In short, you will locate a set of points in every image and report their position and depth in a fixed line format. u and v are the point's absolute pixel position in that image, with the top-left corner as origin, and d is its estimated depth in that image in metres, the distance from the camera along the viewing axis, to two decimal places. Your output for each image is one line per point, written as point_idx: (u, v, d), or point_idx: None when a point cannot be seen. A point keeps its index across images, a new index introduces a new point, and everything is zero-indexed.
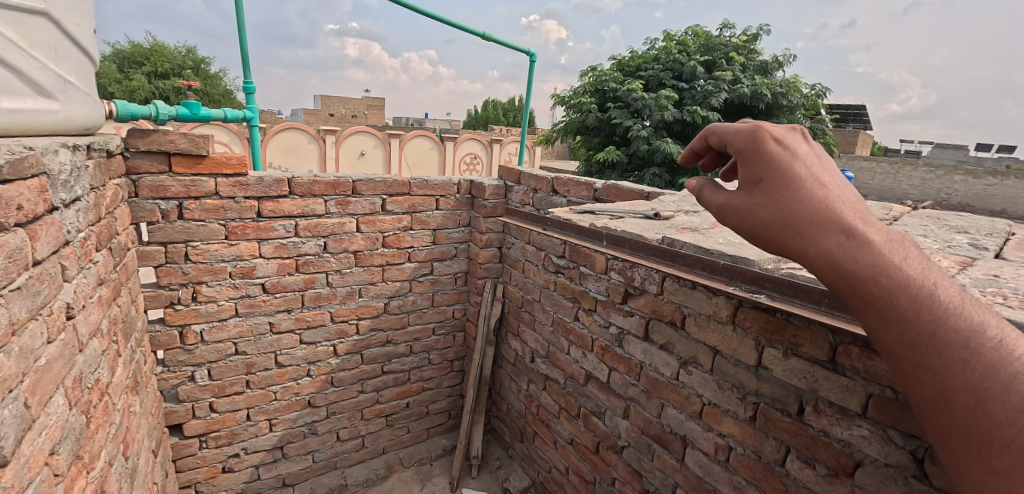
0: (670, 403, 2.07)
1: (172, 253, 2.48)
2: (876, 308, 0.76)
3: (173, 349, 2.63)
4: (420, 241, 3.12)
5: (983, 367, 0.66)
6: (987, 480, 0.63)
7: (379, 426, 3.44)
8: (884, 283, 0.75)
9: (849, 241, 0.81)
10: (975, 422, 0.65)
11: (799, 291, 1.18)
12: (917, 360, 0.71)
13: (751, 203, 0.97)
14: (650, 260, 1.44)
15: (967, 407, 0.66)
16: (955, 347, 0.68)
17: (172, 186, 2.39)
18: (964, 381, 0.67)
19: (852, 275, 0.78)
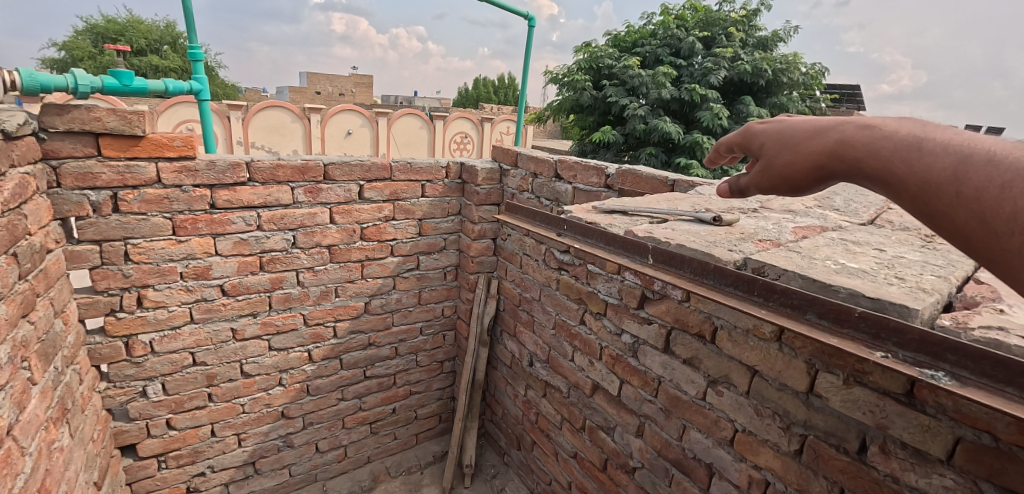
0: (694, 426, 1.76)
1: (110, 253, 2.11)
2: (927, 205, 0.76)
3: (119, 363, 2.30)
4: (404, 232, 2.77)
5: (977, 190, 0.70)
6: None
7: (363, 434, 3.15)
8: (878, 158, 0.82)
9: (874, 155, 0.82)
10: (991, 235, 0.69)
11: (1019, 374, 0.64)
12: (927, 207, 0.76)
13: (775, 162, 0.98)
14: (721, 294, 0.89)
15: (978, 226, 0.70)
16: (1009, 212, 0.67)
17: (102, 174, 2.00)
18: (966, 208, 0.71)
19: (896, 185, 0.80)
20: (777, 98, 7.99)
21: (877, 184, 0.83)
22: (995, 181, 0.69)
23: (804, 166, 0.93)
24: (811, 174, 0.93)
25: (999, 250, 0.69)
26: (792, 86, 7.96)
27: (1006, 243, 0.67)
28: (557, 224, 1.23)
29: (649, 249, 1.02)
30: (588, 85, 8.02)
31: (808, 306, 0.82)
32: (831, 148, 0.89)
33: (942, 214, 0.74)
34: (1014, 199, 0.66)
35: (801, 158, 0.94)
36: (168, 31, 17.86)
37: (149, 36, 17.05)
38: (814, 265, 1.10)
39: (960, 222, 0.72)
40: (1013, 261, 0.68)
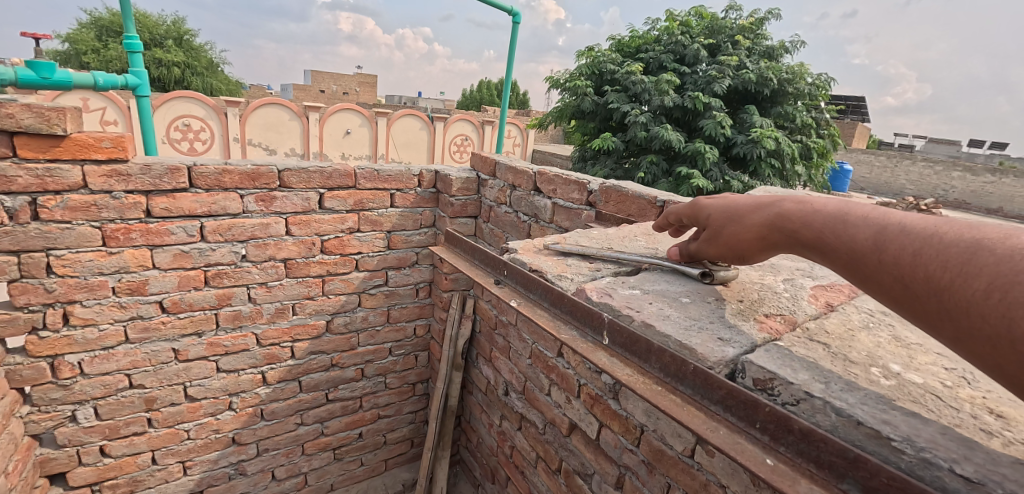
0: (679, 486, 1.52)
1: (29, 266, 1.87)
2: (859, 274, 0.75)
3: (43, 385, 2.06)
4: (371, 245, 2.53)
5: (893, 256, 0.69)
6: (971, 343, 0.60)
7: (325, 461, 2.90)
8: (809, 231, 0.84)
9: (804, 226, 0.85)
10: (921, 301, 0.66)
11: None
12: (861, 279, 0.75)
13: (725, 232, 1.03)
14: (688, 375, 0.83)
15: (905, 292, 0.67)
16: (928, 277, 0.64)
17: (18, 177, 1.76)
18: (889, 276, 0.69)
19: (827, 256, 0.81)
20: (781, 109, 7.76)
21: (812, 254, 0.85)
22: (906, 248, 0.68)
23: (747, 236, 0.98)
24: (756, 244, 0.97)
25: (931, 317, 0.65)
26: (796, 96, 7.72)
27: (931, 308, 0.64)
28: (498, 270, 1.24)
29: (604, 326, 0.96)
30: (589, 91, 7.80)
31: (847, 471, 0.67)
32: (766, 221, 0.93)
33: (873, 283, 0.73)
34: (927, 265, 0.64)
35: (743, 231, 0.98)
36: (169, 25, 17.68)
37: (149, 29, 16.86)
38: (857, 382, 0.92)
39: (886, 290, 0.71)
40: (947, 329, 0.63)
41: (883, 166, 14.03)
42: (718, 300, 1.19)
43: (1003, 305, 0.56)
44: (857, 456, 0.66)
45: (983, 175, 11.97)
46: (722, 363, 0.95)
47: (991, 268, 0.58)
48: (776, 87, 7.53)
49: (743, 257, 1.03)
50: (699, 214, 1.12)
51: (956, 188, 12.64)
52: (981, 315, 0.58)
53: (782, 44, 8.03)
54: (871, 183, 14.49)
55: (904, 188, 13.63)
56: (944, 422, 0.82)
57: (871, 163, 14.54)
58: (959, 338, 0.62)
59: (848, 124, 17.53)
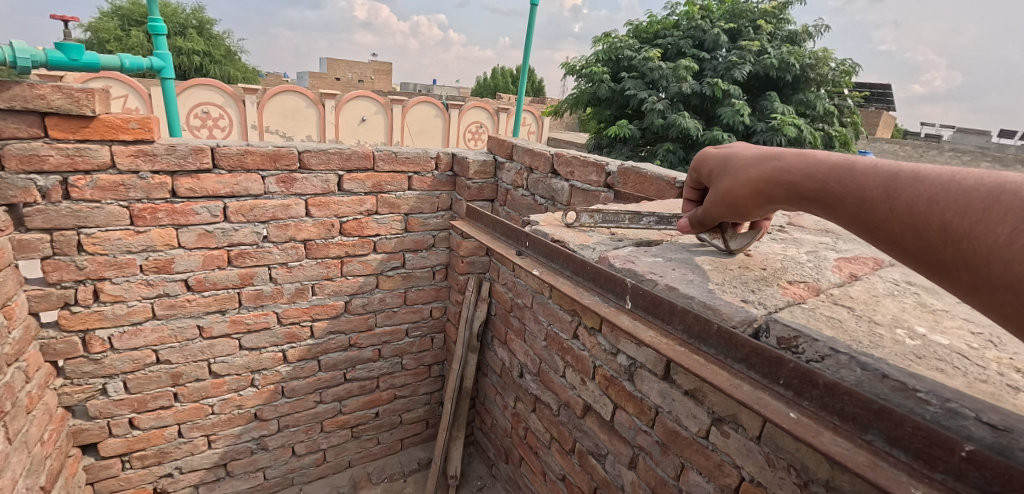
0: (693, 466, 1.53)
1: (61, 243, 1.94)
2: (868, 224, 0.75)
3: (75, 359, 2.14)
4: (389, 228, 2.56)
5: (906, 204, 0.69)
6: (982, 288, 0.60)
7: (343, 438, 2.97)
8: (816, 183, 0.84)
9: (810, 178, 0.85)
10: (931, 249, 0.66)
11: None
12: (869, 230, 0.75)
13: (724, 190, 1.03)
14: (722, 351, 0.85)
15: (915, 241, 0.67)
16: (941, 223, 0.64)
17: (49, 156, 1.82)
18: (898, 224, 0.69)
19: (833, 208, 0.81)
20: (803, 95, 7.56)
21: (816, 208, 0.86)
22: (920, 196, 0.67)
23: (749, 192, 0.99)
24: (760, 200, 0.98)
25: (940, 265, 0.65)
26: (819, 82, 7.51)
27: (942, 255, 0.64)
28: (519, 242, 1.25)
29: (627, 291, 1.00)
30: (605, 77, 7.68)
31: (871, 423, 0.72)
32: (771, 176, 0.93)
33: (881, 233, 0.73)
34: (942, 211, 0.64)
35: (745, 187, 0.99)
36: (187, 13, 17.83)
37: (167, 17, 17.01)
38: (882, 342, 0.92)
39: (892, 238, 0.71)
40: (956, 275, 0.63)
41: (908, 154, 13.67)
42: (741, 267, 1.19)
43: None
44: (881, 409, 0.71)
45: (1014, 165, 11.54)
46: (747, 322, 0.96)
47: (1008, 210, 0.57)
48: (799, 72, 7.33)
49: (741, 214, 1.04)
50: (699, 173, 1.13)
51: None
52: (995, 260, 0.58)
53: (806, 28, 7.78)
54: None
55: None
56: (968, 378, 0.82)
57: (896, 153, 14.11)
58: (974, 286, 0.61)
59: (872, 111, 17.02)
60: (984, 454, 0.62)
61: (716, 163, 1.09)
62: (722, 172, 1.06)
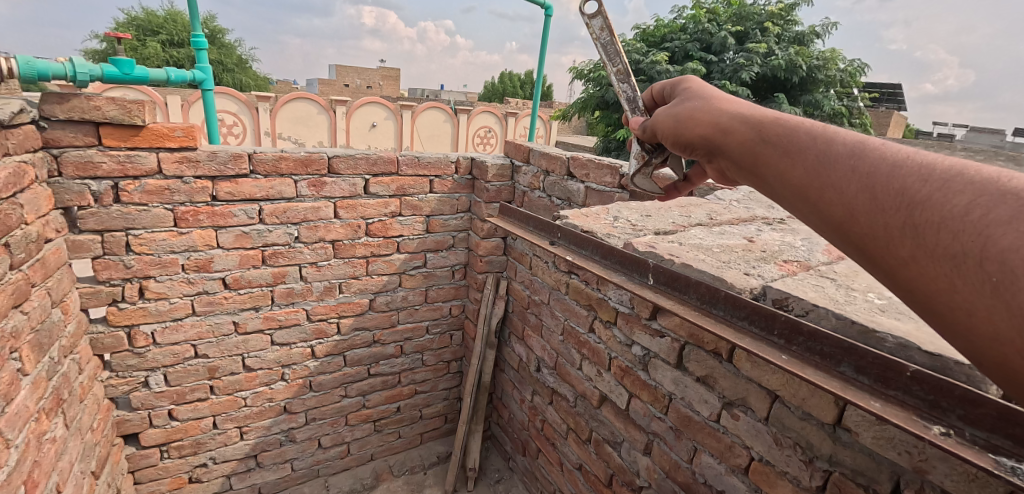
0: (706, 449, 1.63)
1: (111, 244, 2.09)
2: (821, 171, 0.72)
3: (121, 352, 2.29)
4: (411, 229, 2.69)
5: (873, 161, 0.68)
6: (919, 256, 0.61)
7: (366, 432, 3.10)
8: (781, 128, 0.81)
9: (773, 124, 0.83)
10: (883, 206, 0.64)
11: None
12: (818, 176, 0.73)
13: (687, 114, 0.99)
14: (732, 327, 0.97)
15: (868, 196, 0.66)
16: (903, 186, 0.63)
17: (103, 163, 1.97)
18: (857, 176, 0.68)
19: (783, 153, 0.79)
20: (811, 96, 7.60)
21: (762, 151, 0.83)
22: (887, 159, 0.67)
23: (706, 128, 0.95)
24: (711, 135, 0.94)
25: (880, 225, 0.64)
26: (827, 83, 7.55)
27: (890, 215, 0.63)
28: (551, 234, 1.36)
29: (649, 270, 1.10)
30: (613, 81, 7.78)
31: (843, 358, 0.86)
32: (733, 117, 0.90)
33: (831, 183, 0.71)
34: (906, 176, 0.64)
35: (705, 122, 0.96)
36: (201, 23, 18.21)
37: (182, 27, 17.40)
38: (855, 300, 1.06)
39: (837, 187, 0.69)
40: (890, 237, 0.63)
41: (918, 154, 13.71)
42: (744, 249, 1.30)
43: (982, 221, 0.55)
44: (851, 346, 0.85)
45: None
46: (747, 289, 1.08)
47: (974, 189, 0.58)
48: (806, 74, 7.37)
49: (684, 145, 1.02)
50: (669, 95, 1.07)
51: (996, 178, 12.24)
52: (945, 230, 0.58)
53: (814, 29, 7.82)
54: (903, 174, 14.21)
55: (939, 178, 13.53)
56: None
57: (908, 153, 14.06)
58: (913, 254, 0.61)
59: (882, 111, 16.97)
60: (924, 372, 0.77)
61: (684, 93, 1.05)
62: (689, 101, 1.01)
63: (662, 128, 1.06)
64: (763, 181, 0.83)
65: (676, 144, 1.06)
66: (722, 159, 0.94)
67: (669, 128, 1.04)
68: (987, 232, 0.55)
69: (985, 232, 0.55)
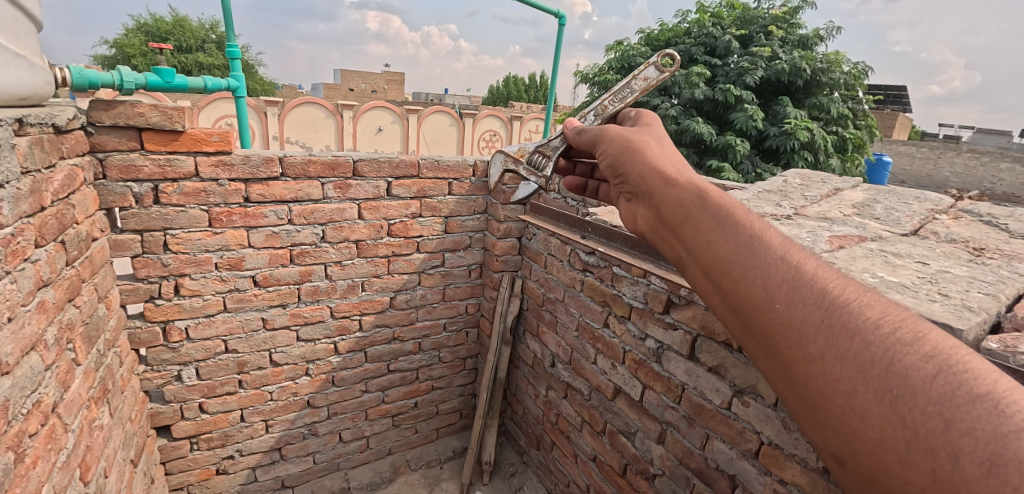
0: (718, 435, 1.72)
1: (150, 243, 2.21)
2: (760, 257, 0.85)
3: (156, 347, 2.40)
4: (430, 229, 2.80)
5: (800, 263, 0.82)
6: (827, 354, 0.73)
7: (384, 426, 3.20)
8: (732, 211, 0.95)
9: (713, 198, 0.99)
10: (808, 301, 0.77)
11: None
12: (756, 260, 0.85)
13: (654, 173, 1.12)
14: None
15: (796, 291, 0.79)
16: (826, 292, 0.77)
17: (144, 166, 2.09)
18: (792, 271, 0.81)
19: (718, 222, 0.94)
20: (815, 99, 7.68)
21: (699, 215, 0.97)
22: (813, 267, 0.82)
23: (660, 179, 1.10)
24: (660, 186, 1.09)
25: (799, 317, 0.77)
26: (831, 85, 7.62)
27: (811, 314, 0.76)
28: None
29: None
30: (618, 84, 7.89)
31: None
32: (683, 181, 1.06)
33: (765, 270, 0.83)
34: (828, 286, 0.78)
35: (659, 176, 1.11)
36: (209, 29, 18.45)
37: (192, 33, 17.66)
38: None
39: (759, 264, 0.85)
40: (800, 330, 0.76)
41: (923, 156, 13.74)
42: None
43: (886, 338, 0.71)
44: None
45: None
46: None
47: (876, 311, 0.74)
48: (811, 76, 7.45)
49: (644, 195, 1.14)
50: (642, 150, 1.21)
51: (1002, 179, 12.25)
52: (858, 339, 0.72)
53: (818, 32, 7.90)
54: (909, 176, 14.23)
55: (945, 180, 13.56)
56: None
57: (913, 154, 14.12)
58: (823, 349, 0.74)
59: (887, 113, 16.98)
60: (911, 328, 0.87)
61: (648, 149, 1.21)
62: (653, 157, 1.17)
63: (624, 166, 1.21)
64: (687, 239, 0.98)
65: (625, 183, 1.21)
66: (655, 210, 1.09)
67: (628, 170, 1.20)
68: (891, 349, 0.70)
69: (887, 348, 0.70)
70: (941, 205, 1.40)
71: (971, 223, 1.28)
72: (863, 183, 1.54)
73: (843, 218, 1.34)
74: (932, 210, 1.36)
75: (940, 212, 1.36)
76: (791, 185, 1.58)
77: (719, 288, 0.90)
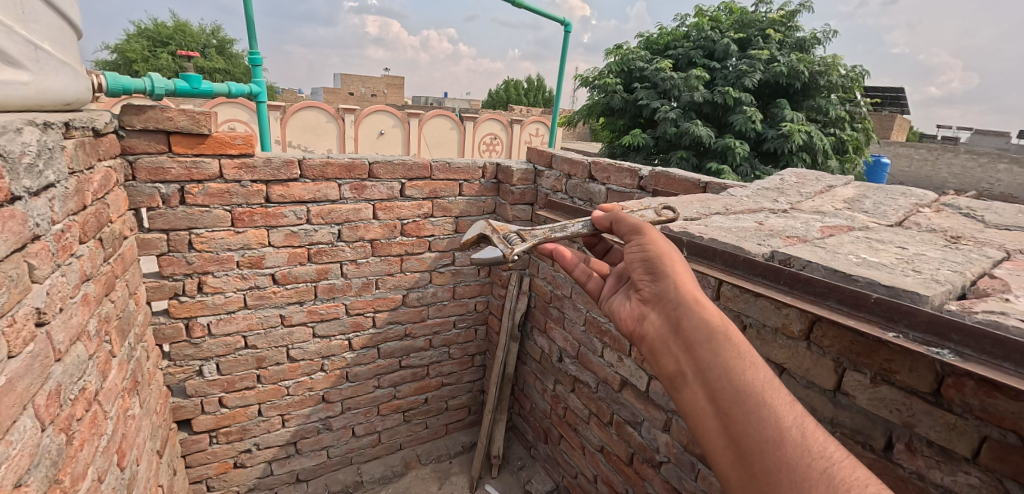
0: None
1: (175, 241, 2.30)
2: (747, 390, 0.86)
3: (179, 342, 2.49)
4: (441, 229, 2.90)
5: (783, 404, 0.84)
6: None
7: (396, 422, 3.28)
8: (726, 336, 0.94)
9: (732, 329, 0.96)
10: (788, 442, 0.79)
11: (1012, 351, 0.78)
12: (745, 393, 0.86)
13: (655, 280, 1.09)
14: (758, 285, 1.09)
15: (779, 431, 0.80)
16: (803, 439, 0.79)
17: (172, 169, 2.19)
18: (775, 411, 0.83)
19: (738, 356, 0.91)
20: (813, 101, 7.80)
21: (722, 343, 0.94)
22: (793, 408, 0.84)
23: (685, 292, 1.04)
24: (684, 297, 1.03)
25: (778, 456, 0.79)
26: (828, 88, 7.74)
27: (789, 454, 0.78)
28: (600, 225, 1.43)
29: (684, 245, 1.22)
30: (619, 88, 8.02)
31: None
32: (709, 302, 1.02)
33: (749, 405, 0.85)
34: (804, 428, 0.81)
35: (685, 286, 1.05)
36: (212, 34, 18.60)
37: (195, 39, 17.80)
38: None
39: (769, 406, 0.84)
40: (776, 472, 0.77)
41: (921, 157, 13.89)
42: None
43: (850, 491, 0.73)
44: None
45: None
46: None
47: (843, 460, 0.77)
48: (809, 79, 7.57)
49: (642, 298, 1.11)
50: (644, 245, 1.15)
51: (1000, 180, 12.39)
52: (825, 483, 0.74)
53: (815, 35, 8.02)
54: (907, 177, 14.37)
55: (943, 181, 13.72)
56: None
57: (911, 156, 14.24)
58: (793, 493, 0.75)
59: (885, 115, 17.13)
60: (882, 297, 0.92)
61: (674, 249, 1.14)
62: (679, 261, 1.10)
63: (650, 258, 1.11)
64: (700, 360, 0.94)
65: (645, 279, 1.12)
66: (669, 318, 1.04)
67: (653, 267, 1.11)
68: None
69: None
70: (925, 200, 1.47)
71: (950, 215, 1.35)
72: (855, 180, 1.64)
73: (834, 211, 1.41)
74: (916, 204, 1.44)
75: (923, 205, 1.43)
76: (788, 182, 1.67)
77: (721, 417, 0.88)
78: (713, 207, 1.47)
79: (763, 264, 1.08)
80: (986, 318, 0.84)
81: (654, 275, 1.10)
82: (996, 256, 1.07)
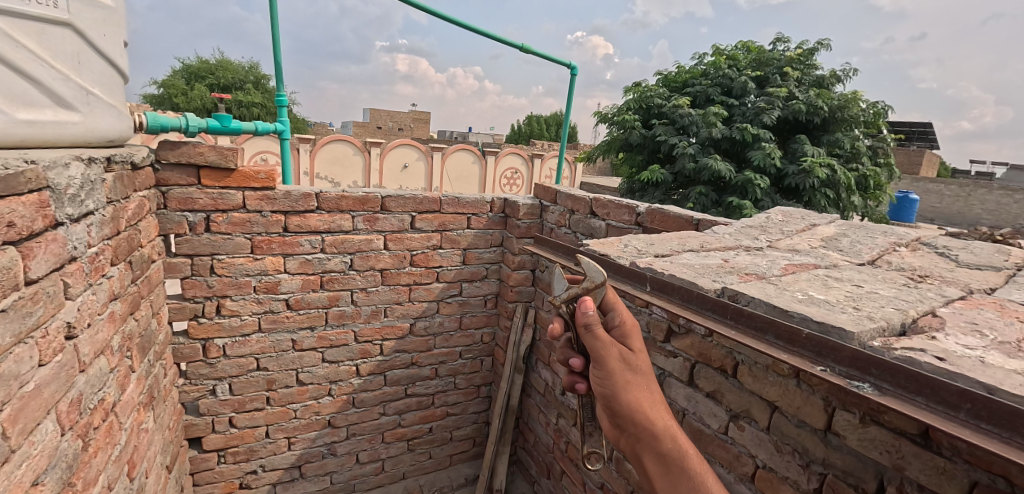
0: (716, 460, 1.79)
1: (198, 266, 2.45)
2: None
3: (195, 362, 2.60)
4: (450, 260, 3.00)
5: None
6: None
7: (400, 450, 3.30)
8: (675, 459, 1.07)
9: (687, 453, 1.07)
10: None
11: (924, 385, 0.81)
12: None
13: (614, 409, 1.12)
14: (707, 318, 1.11)
15: None
16: None
17: (199, 199, 2.36)
18: None
19: (690, 484, 1.04)
20: (832, 137, 7.74)
21: (672, 461, 1.07)
22: None
23: (641, 413, 1.09)
24: (644, 431, 1.08)
25: None
26: (848, 124, 7.70)
27: None
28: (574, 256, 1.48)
29: (647, 279, 1.25)
30: (636, 124, 8.15)
31: None
32: (666, 429, 1.09)
33: None
34: None
35: (641, 417, 1.09)
36: (250, 70, 19.72)
37: (236, 76, 18.93)
38: None
39: None
40: None
41: (952, 194, 13.53)
42: None
43: None
44: None
45: None
46: None
47: None
48: (828, 116, 7.54)
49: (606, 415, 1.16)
50: (604, 369, 1.11)
51: None
52: None
53: (833, 73, 8.06)
54: (938, 213, 13.97)
55: (977, 217, 13.30)
56: None
57: (941, 192, 13.81)
58: None
59: (913, 151, 16.79)
60: (815, 335, 0.94)
61: (629, 368, 1.11)
62: (637, 386, 1.11)
63: (609, 390, 1.11)
64: (658, 481, 1.08)
65: (605, 407, 1.14)
66: (632, 445, 1.11)
67: (611, 395, 1.11)
68: None
69: None
70: (905, 239, 1.50)
71: (925, 254, 1.38)
72: (839, 219, 1.67)
73: (809, 249, 1.44)
74: (893, 242, 1.46)
75: (901, 243, 1.46)
76: (772, 221, 1.71)
77: None
78: (690, 244, 1.52)
79: (712, 298, 1.09)
80: (902, 355, 0.87)
81: (612, 401, 1.11)
82: (952, 295, 1.11)
